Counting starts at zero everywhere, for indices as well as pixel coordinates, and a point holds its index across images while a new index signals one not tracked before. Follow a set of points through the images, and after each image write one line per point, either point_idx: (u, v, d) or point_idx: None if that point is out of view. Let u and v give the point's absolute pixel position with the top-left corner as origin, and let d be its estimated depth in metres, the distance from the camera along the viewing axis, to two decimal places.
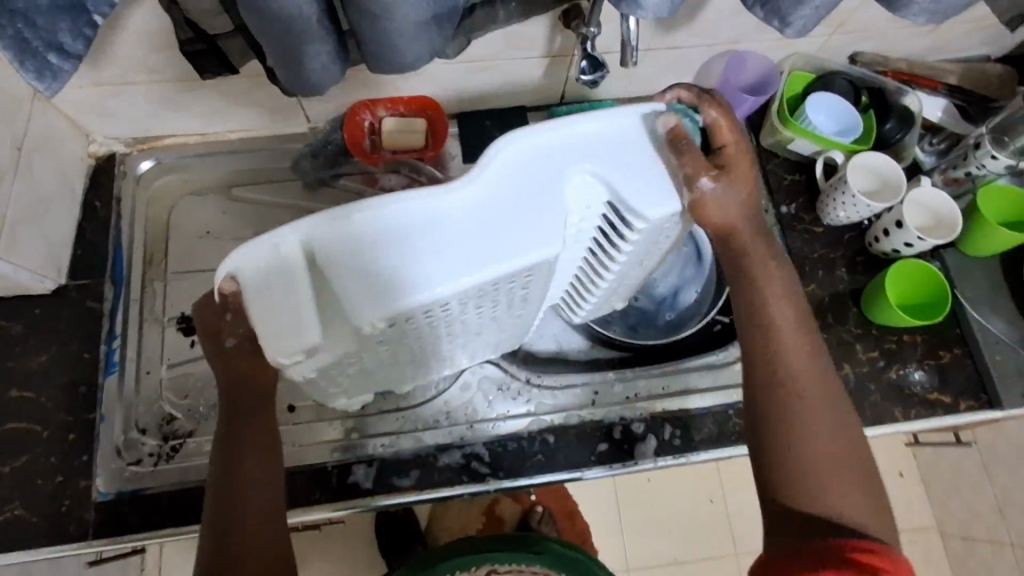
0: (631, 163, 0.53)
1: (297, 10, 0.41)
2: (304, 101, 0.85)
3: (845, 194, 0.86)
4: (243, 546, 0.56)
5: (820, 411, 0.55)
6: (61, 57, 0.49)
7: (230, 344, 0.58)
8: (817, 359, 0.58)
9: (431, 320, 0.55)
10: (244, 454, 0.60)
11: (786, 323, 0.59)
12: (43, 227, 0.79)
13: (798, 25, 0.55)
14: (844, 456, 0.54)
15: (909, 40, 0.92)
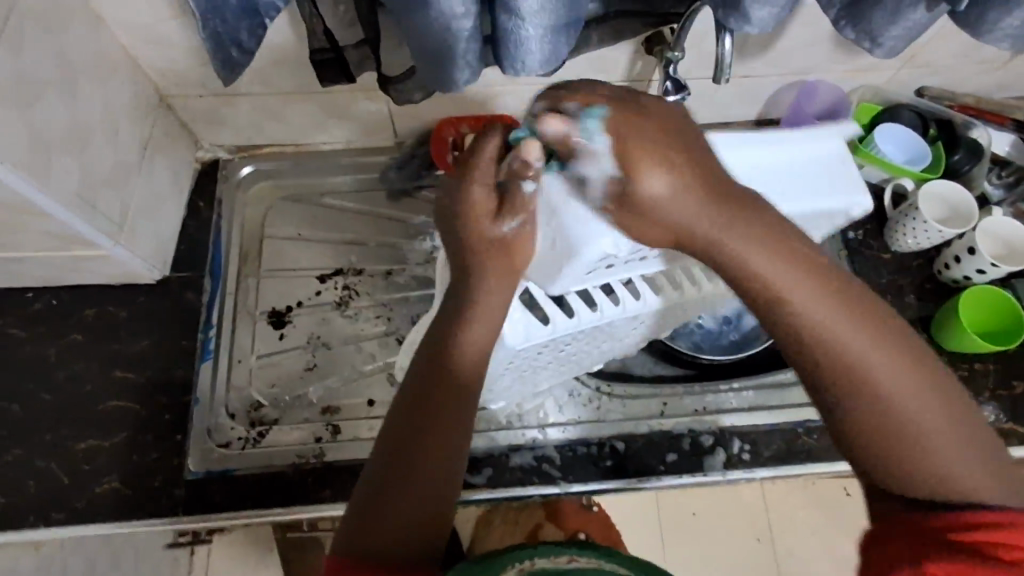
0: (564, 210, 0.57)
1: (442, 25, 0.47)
2: (396, 115, 0.91)
3: (915, 220, 0.88)
4: (412, 497, 0.54)
5: (877, 361, 0.50)
6: (237, 51, 0.59)
7: (508, 229, 0.56)
8: (841, 302, 0.51)
9: (516, 366, 0.69)
10: (416, 436, 0.56)
11: (801, 285, 0.51)
12: (156, 220, 0.85)
13: (888, 46, 0.60)
14: (924, 390, 0.50)
15: (977, 76, 0.94)
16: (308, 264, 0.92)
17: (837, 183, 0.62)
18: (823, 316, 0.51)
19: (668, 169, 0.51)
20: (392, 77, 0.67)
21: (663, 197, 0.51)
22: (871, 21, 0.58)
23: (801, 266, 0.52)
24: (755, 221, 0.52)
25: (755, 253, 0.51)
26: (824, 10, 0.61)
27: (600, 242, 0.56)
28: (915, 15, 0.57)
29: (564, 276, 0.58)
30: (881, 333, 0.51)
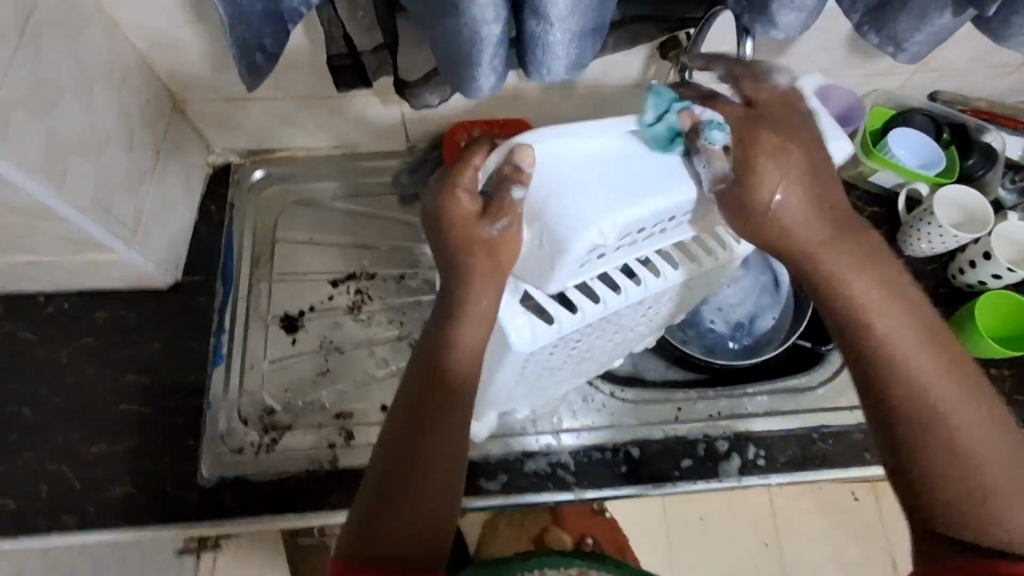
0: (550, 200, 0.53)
1: (470, 33, 0.48)
2: (409, 120, 0.91)
3: (930, 224, 0.88)
4: (421, 500, 0.55)
5: (949, 395, 0.51)
6: (257, 55, 0.59)
7: (495, 229, 0.54)
8: (926, 342, 0.53)
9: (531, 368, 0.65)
10: (418, 440, 0.57)
11: (886, 317, 0.53)
12: (169, 224, 0.85)
13: (911, 51, 0.60)
14: (992, 433, 0.51)
15: (991, 81, 0.94)
16: (321, 268, 0.92)
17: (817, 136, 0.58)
18: (904, 345, 0.52)
19: (787, 178, 0.51)
20: (408, 82, 0.67)
21: (785, 204, 0.52)
22: (895, 26, 0.58)
23: (890, 297, 0.54)
24: (859, 252, 0.54)
25: (846, 278, 0.53)
26: (846, 15, 0.61)
27: (584, 237, 0.51)
28: (941, 19, 0.57)
29: (555, 276, 0.55)
30: (959, 379, 0.52)
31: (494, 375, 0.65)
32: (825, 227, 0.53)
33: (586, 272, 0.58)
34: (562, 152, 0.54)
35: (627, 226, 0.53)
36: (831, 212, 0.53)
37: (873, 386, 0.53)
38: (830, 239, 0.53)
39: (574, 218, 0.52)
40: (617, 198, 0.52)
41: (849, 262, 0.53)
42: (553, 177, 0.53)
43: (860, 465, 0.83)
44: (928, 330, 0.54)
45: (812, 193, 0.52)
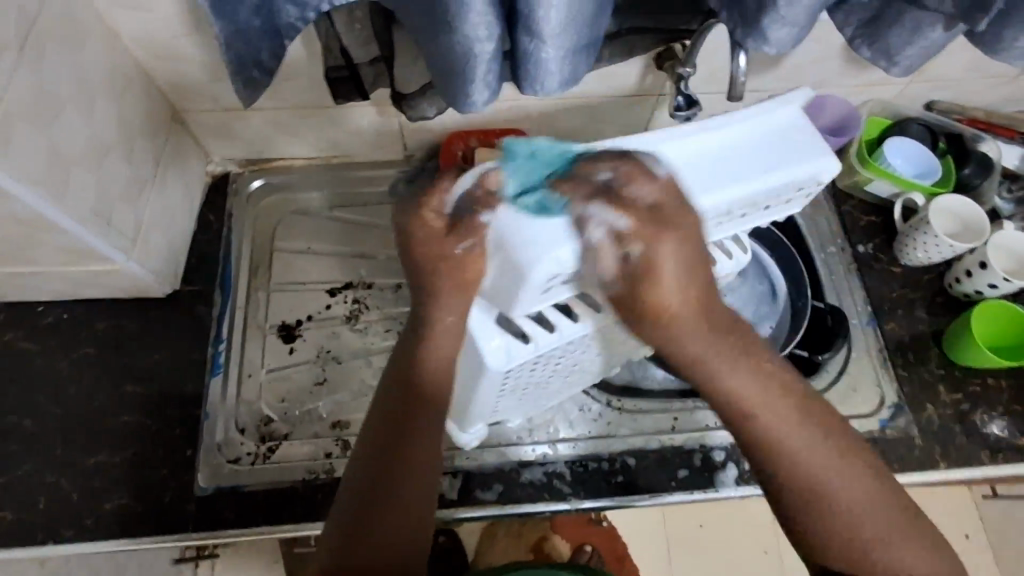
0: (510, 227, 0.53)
1: (463, 49, 0.48)
2: (407, 130, 0.91)
3: (927, 234, 0.88)
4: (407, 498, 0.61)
5: (829, 467, 0.56)
6: (256, 69, 0.59)
7: (462, 248, 0.55)
8: (795, 410, 0.57)
9: (512, 383, 0.65)
10: (400, 444, 0.60)
11: (758, 396, 0.56)
12: (168, 234, 0.86)
13: (904, 64, 0.60)
14: (870, 492, 0.56)
15: (987, 91, 0.94)
16: (318, 277, 0.93)
17: (810, 148, 0.58)
18: (787, 429, 0.56)
19: (686, 243, 0.52)
20: (404, 93, 0.66)
21: (689, 266, 0.53)
22: (888, 39, 0.59)
23: (769, 383, 0.57)
24: (736, 345, 0.57)
25: (721, 363, 0.56)
26: (840, 30, 0.62)
27: (548, 262, 0.51)
28: (932, 33, 0.57)
29: (523, 300, 0.55)
30: (828, 436, 0.57)
31: (476, 392, 0.64)
32: (700, 316, 0.55)
33: (553, 297, 0.58)
34: (530, 180, 0.54)
35: (588, 252, 0.53)
36: (703, 315, 0.55)
37: (768, 473, 0.57)
38: (707, 341, 0.55)
39: (533, 245, 0.52)
40: (580, 223, 0.52)
41: (726, 359, 0.56)
42: (521, 204, 0.53)
43: None
44: (806, 401, 0.58)
45: (687, 296, 0.54)
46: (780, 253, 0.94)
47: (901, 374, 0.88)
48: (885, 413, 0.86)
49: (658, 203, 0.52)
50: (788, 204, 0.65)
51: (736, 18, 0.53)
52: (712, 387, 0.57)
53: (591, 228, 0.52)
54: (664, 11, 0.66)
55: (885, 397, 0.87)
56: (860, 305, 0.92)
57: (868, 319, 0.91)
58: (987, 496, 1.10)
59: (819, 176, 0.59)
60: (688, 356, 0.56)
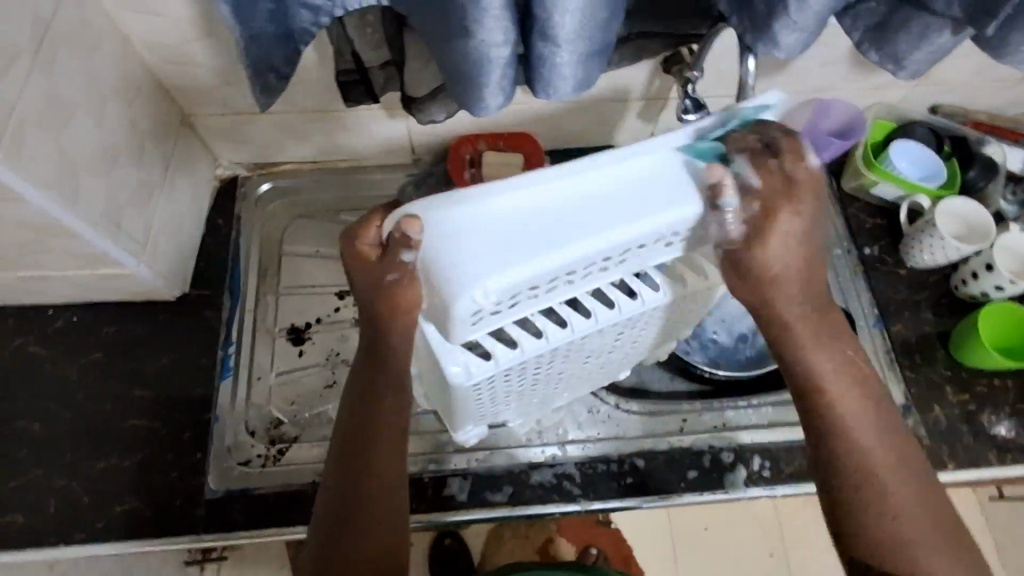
0: (435, 257, 0.51)
1: (478, 54, 0.48)
2: (415, 133, 0.92)
3: (933, 237, 0.88)
4: (377, 508, 0.61)
5: (887, 464, 0.57)
6: (270, 75, 0.59)
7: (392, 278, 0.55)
8: (864, 407, 0.59)
9: (490, 392, 0.69)
10: (368, 446, 0.62)
11: (832, 378, 0.59)
12: (178, 239, 0.86)
13: (912, 68, 0.61)
14: (925, 507, 0.57)
15: (991, 94, 0.95)
16: (327, 281, 0.93)
17: (764, 162, 0.55)
18: (854, 420, 0.58)
19: (797, 215, 0.55)
20: (415, 96, 0.66)
21: (792, 236, 0.55)
22: (896, 44, 0.59)
23: (845, 372, 0.59)
24: (819, 330, 0.59)
25: (809, 338, 0.59)
26: (848, 33, 0.63)
27: (468, 300, 0.50)
28: (940, 37, 0.58)
29: (454, 331, 0.54)
30: (891, 444, 0.58)
31: (450, 403, 0.68)
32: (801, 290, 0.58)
33: (492, 323, 0.58)
34: (460, 217, 0.51)
35: (511, 287, 0.51)
36: (801, 286, 0.57)
37: (825, 457, 0.59)
38: (800, 312, 0.58)
39: (457, 278, 0.50)
40: (502, 262, 0.50)
41: (814, 339, 0.59)
42: (446, 242, 0.51)
43: None
44: (878, 402, 0.60)
45: (794, 264, 0.57)
46: None
47: (908, 375, 0.89)
48: None
49: (793, 173, 0.55)
50: None
51: (748, 23, 0.53)
52: (797, 361, 0.59)
53: (511, 266, 0.50)
54: (674, 17, 0.66)
55: (893, 399, 0.87)
56: (867, 306, 0.92)
57: (875, 321, 0.92)
58: (993, 497, 1.10)
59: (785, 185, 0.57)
60: (781, 324, 0.59)
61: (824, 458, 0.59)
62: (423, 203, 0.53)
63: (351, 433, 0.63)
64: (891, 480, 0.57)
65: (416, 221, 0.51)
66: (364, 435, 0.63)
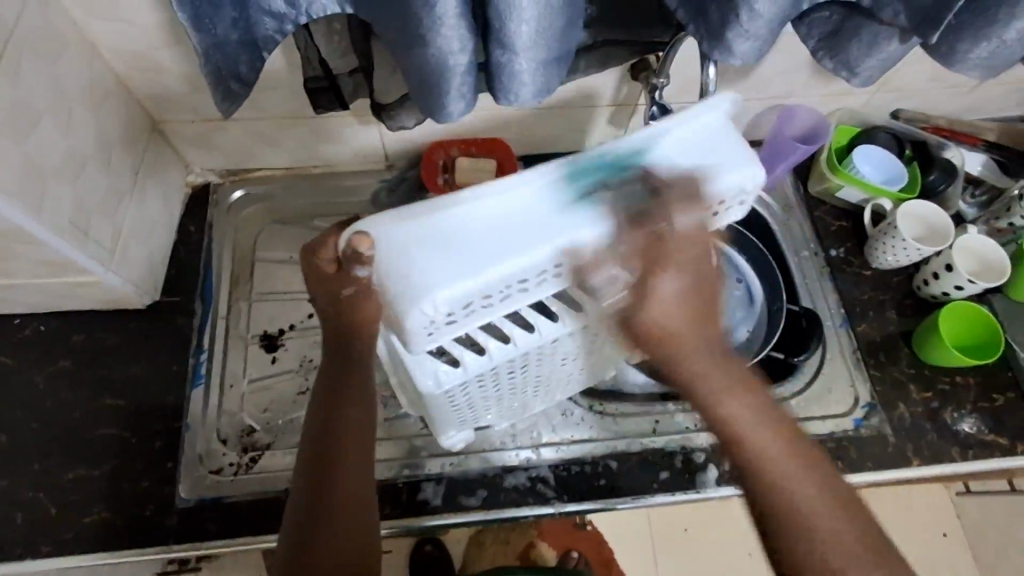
0: (390, 271, 0.53)
1: (438, 62, 0.49)
2: (388, 139, 0.92)
3: (895, 238, 0.91)
4: (351, 508, 0.61)
5: (809, 500, 0.53)
6: (235, 83, 0.60)
7: (349, 290, 0.57)
8: (789, 449, 0.55)
9: (469, 395, 0.70)
10: (335, 448, 0.62)
11: (744, 424, 0.56)
12: (147, 246, 0.86)
13: (864, 76, 0.63)
14: (861, 549, 0.52)
15: (948, 99, 0.98)
16: (300, 287, 0.93)
17: (726, 163, 0.56)
18: (780, 466, 0.55)
19: (677, 271, 0.56)
20: (385, 103, 0.67)
21: (674, 293, 0.56)
22: (848, 52, 0.61)
23: (760, 414, 0.57)
24: (730, 378, 0.57)
25: (715, 386, 0.57)
26: (804, 42, 0.64)
27: (420, 311, 0.52)
28: (889, 46, 0.60)
29: (412, 342, 0.56)
30: (824, 486, 0.54)
31: (428, 408, 0.70)
32: (697, 337, 0.57)
33: (452, 331, 0.59)
34: (415, 230, 0.54)
35: (460, 299, 0.53)
36: (700, 338, 0.57)
37: (760, 510, 0.55)
38: (706, 363, 0.57)
39: (409, 290, 0.52)
40: (449, 275, 0.52)
41: (721, 385, 0.57)
42: (398, 255, 0.53)
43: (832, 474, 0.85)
44: (805, 444, 0.56)
45: (677, 314, 0.57)
46: (755, 257, 0.97)
47: (873, 374, 0.91)
48: (858, 413, 0.88)
49: (661, 229, 0.55)
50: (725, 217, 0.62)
51: (704, 32, 0.55)
52: (711, 413, 0.57)
53: (460, 277, 0.52)
54: (639, 26, 0.67)
55: (859, 398, 0.89)
56: (833, 308, 0.95)
57: (841, 321, 0.94)
58: (961, 492, 1.13)
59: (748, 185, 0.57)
60: (686, 376, 0.57)
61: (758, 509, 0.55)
62: (377, 219, 0.54)
63: (316, 440, 0.63)
64: (825, 528, 0.52)
65: (365, 237, 0.52)
66: (331, 441, 0.63)
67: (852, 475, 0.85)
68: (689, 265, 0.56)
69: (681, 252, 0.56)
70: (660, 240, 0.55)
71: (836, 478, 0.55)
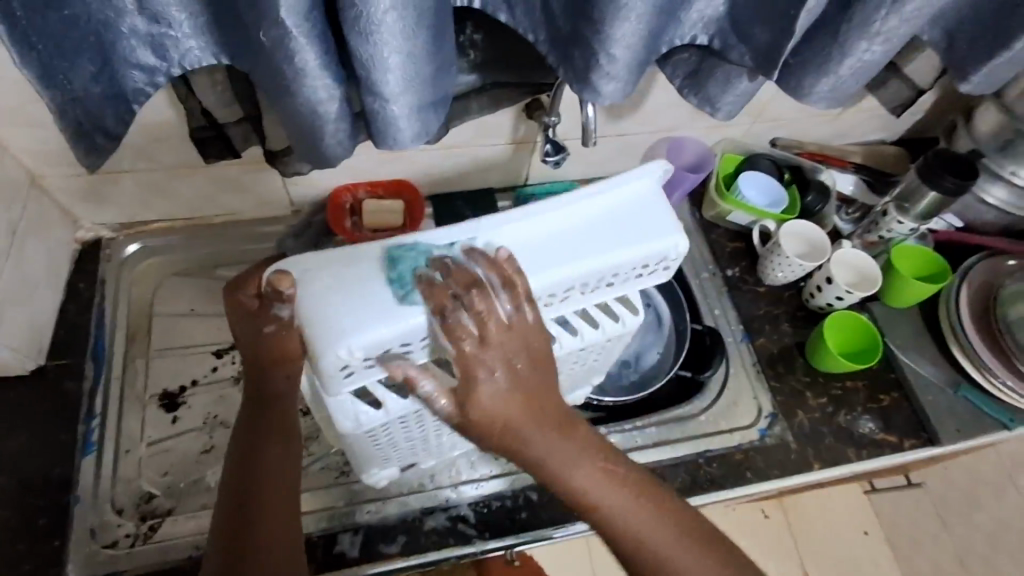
0: (318, 308, 0.55)
1: (309, 108, 0.50)
2: (290, 185, 0.91)
3: (779, 256, 0.98)
4: (267, 540, 0.59)
5: (666, 544, 0.55)
6: (107, 136, 0.58)
7: (271, 328, 0.56)
8: (638, 496, 0.57)
9: (393, 436, 0.69)
10: (254, 483, 0.61)
11: (592, 486, 0.56)
12: (28, 308, 0.80)
13: (726, 109, 0.68)
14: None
15: (818, 127, 1.07)
16: (203, 341, 0.92)
17: (651, 226, 0.60)
18: (633, 517, 0.56)
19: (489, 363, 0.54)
20: (277, 150, 0.67)
21: (494, 390, 0.54)
22: (708, 89, 0.67)
23: (605, 472, 0.57)
24: (570, 442, 0.56)
25: (555, 459, 0.56)
26: (673, 82, 0.70)
27: (335, 355, 0.54)
28: (742, 84, 0.65)
29: (329, 385, 0.58)
30: (671, 528, 0.56)
31: (351, 447, 0.68)
32: (532, 416, 0.55)
33: (372, 376, 0.60)
34: (345, 276, 0.56)
35: (380, 342, 0.55)
36: (532, 417, 0.55)
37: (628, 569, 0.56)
38: (549, 439, 0.56)
39: (327, 330, 0.54)
40: (373, 320, 0.54)
41: (562, 455, 0.56)
42: (324, 297, 0.55)
43: (742, 484, 0.88)
44: (649, 486, 0.58)
45: (505, 400, 0.55)
46: (659, 282, 1.02)
47: (773, 385, 0.96)
48: (763, 423, 0.93)
49: (482, 331, 0.54)
50: (650, 278, 0.66)
51: (573, 75, 0.58)
52: (556, 484, 0.56)
53: (378, 323, 0.54)
54: (526, 68, 0.69)
55: (762, 408, 0.94)
56: (732, 323, 1.00)
57: (742, 335, 0.99)
58: (868, 492, 1.20)
59: (668, 253, 0.61)
60: (527, 455, 0.56)
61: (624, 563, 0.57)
62: (304, 260, 0.56)
63: (234, 485, 0.61)
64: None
65: (287, 277, 0.54)
66: (251, 480, 0.61)
67: (761, 484, 0.89)
68: (508, 342, 0.55)
69: (501, 341, 0.54)
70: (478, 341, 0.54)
71: (682, 507, 0.58)
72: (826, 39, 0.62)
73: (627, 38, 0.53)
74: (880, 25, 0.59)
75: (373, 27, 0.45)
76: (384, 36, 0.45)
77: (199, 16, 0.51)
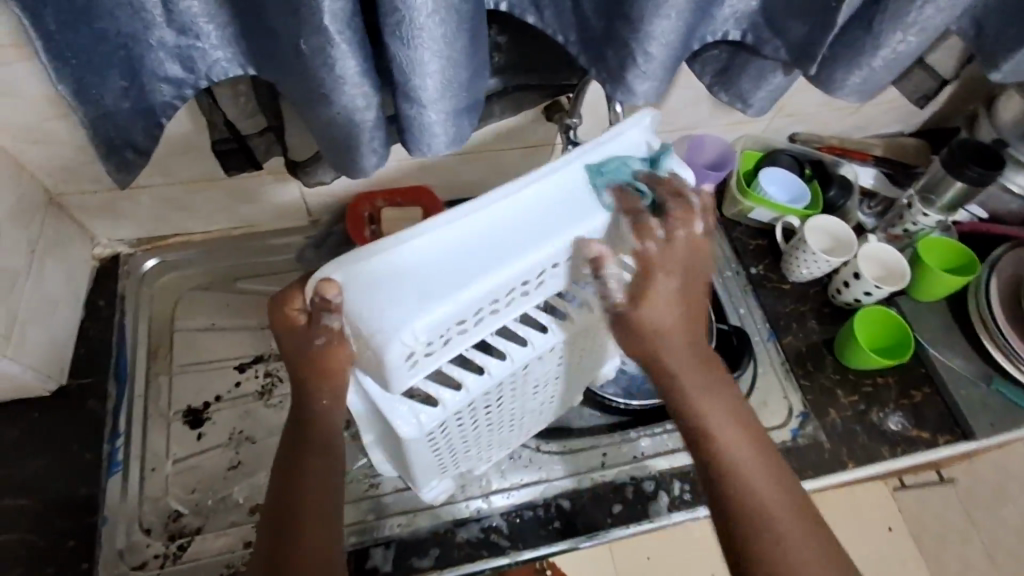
0: (367, 302, 0.51)
1: (344, 117, 0.49)
2: (307, 195, 0.90)
3: (806, 252, 0.96)
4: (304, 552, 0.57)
5: (761, 486, 0.57)
6: (133, 152, 0.58)
7: (319, 341, 0.55)
8: (754, 446, 0.59)
9: (449, 435, 0.67)
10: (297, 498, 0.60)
11: (714, 415, 0.59)
12: (49, 327, 0.79)
13: (757, 105, 0.67)
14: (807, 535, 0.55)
15: (837, 121, 1.06)
16: (224, 354, 0.90)
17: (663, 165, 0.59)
18: (743, 457, 0.58)
19: (668, 274, 0.57)
20: (299, 161, 0.66)
21: (665, 298, 0.57)
22: (739, 85, 0.66)
23: (733, 411, 0.60)
24: (706, 376, 0.60)
25: (692, 380, 0.59)
26: (701, 79, 0.69)
27: (399, 344, 0.51)
28: (775, 79, 0.64)
29: (394, 381, 0.55)
30: (775, 478, 0.58)
31: (412, 460, 0.67)
32: (686, 339, 0.59)
33: (428, 365, 0.58)
34: (378, 268, 0.52)
35: (438, 326, 0.52)
36: (685, 341, 0.59)
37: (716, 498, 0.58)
38: (688, 364, 0.59)
39: (384, 322, 0.51)
40: (421, 302, 0.51)
41: (701, 383, 0.60)
42: (365, 290, 0.52)
43: None
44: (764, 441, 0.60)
45: (673, 314, 0.58)
46: None
47: (803, 384, 0.94)
48: (794, 423, 0.91)
49: (670, 240, 0.56)
50: None
51: (605, 75, 0.57)
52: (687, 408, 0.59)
53: (430, 305, 0.51)
54: (547, 71, 0.68)
55: (793, 407, 0.93)
56: (759, 322, 0.99)
57: (769, 334, 0.98)
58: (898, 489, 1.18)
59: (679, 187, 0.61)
60: (669, 376, 0.59)
61: (716, 490, 0.58)
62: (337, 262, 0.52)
63: (274, 504, 0.60)
64: (788, 525, 0.55)
65: (333, 283, 0.50)
66: (291, 497, 0.60)
67: None
68: (680, 260, 0.57)
69: (668, 256, 0.56)
70: (666, 250, 0.56)
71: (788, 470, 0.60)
72: (859, 32, 0.60)
73: (664, 36, 0.52)
74: (916, 15, 0.57)
75: (413, 33, 0.44)
76: (425, 41, 0.44)
77: (225, 27, 0.50)
